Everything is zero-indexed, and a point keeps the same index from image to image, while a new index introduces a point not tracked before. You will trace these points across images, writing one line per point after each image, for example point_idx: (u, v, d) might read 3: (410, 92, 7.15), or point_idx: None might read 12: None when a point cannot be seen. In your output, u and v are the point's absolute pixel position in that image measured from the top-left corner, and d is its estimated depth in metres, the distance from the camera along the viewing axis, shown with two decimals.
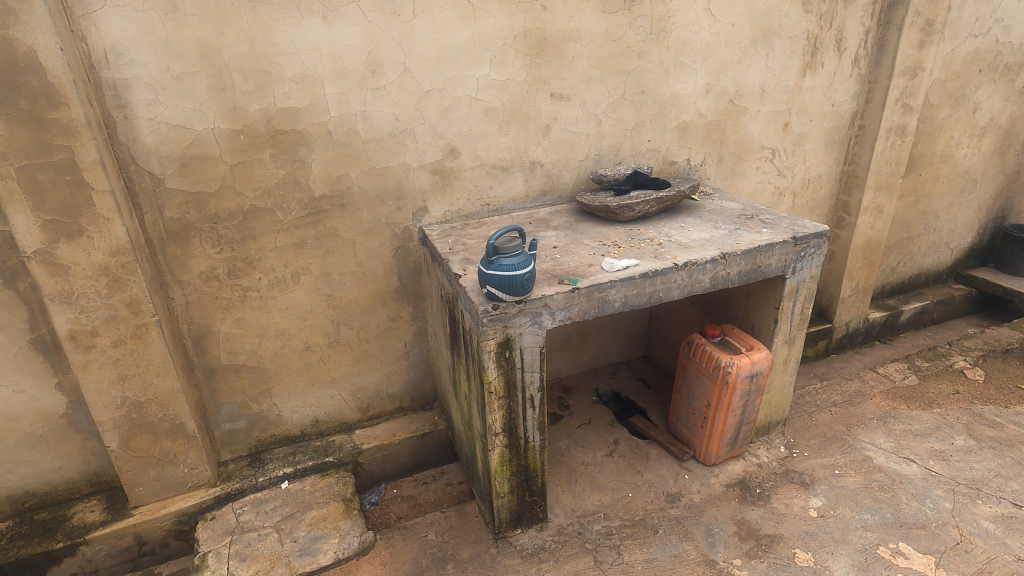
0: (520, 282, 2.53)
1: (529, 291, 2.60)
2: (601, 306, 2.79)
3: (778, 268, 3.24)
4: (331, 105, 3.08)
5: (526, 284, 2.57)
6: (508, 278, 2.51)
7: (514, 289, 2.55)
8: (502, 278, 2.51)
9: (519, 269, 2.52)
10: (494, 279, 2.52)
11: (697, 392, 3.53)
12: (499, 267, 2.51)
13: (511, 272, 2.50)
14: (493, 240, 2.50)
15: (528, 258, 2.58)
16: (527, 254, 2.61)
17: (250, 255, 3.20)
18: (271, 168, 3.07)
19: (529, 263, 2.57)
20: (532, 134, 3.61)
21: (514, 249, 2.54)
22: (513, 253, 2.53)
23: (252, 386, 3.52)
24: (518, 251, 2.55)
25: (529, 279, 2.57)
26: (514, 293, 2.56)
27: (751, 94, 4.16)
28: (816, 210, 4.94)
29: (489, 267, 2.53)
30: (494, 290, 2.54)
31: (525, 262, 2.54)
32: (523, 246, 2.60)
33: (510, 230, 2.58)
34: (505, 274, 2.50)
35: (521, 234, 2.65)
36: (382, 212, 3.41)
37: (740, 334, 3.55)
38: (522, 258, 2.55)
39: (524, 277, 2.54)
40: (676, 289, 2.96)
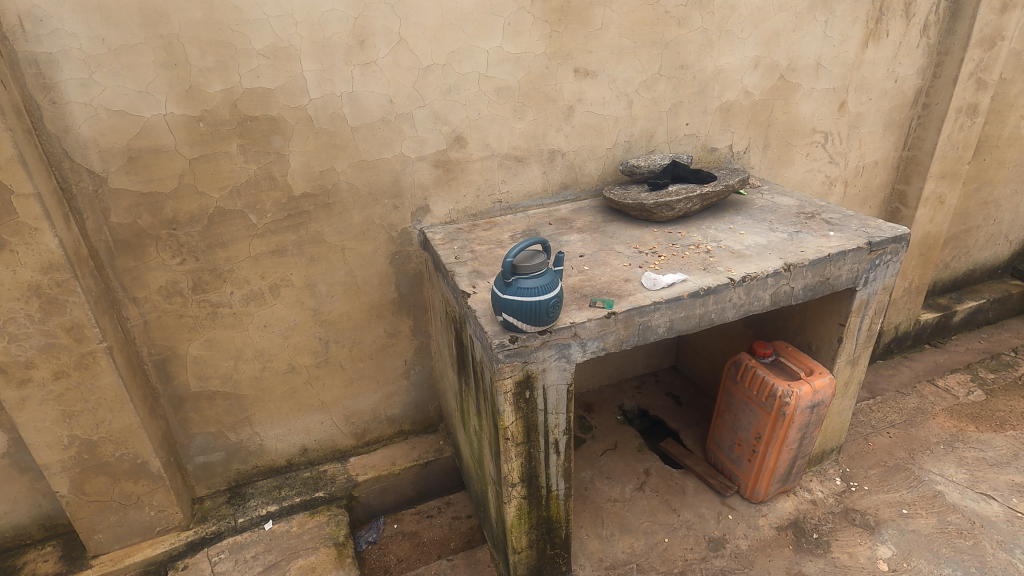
0: (545, 309, 2.02)
1: (555, 319, 2.08)
2: (642, 333, 2.28)
3: (849, 280, 2.70)
4: (310, 86, 2.53)
5: (553, 311, 2.05)
6: (529, 305, 2.00)
7: (538, 319, 2.03)
8: (523, 304, 1.99)
9: (543, 294, 2.01)
10: (512, 307, 2.01)
11: (744, 421, 3.03)
12: (518, 293, 1.99)
13: (534, 297, 1.99)
14: (512, 257, 1.97)
15: (554, 278, 2.06)
16: (553, 273, 2.09)
17: (219, 266, 2.69)
18: (239, 163, 2.54)
19: (556, 284, 2.06)
20: (551, 118, 3.05)
21: (537, 267, 2.01)
22: (536, 273, 2.01)
23: (229, 414, 3.05)
24: (543, 270, 2.03)
25: (556, 304, 2.06)
26: (539, 323, 2.05)
27: (805, 69, 3.57)
28: (869, 201, 4.36)
29: (506, 290, 2.01)
30: (513, 320, 2.04)
31: (550, 283, 2.03)
32: (548, 262, 2.07)
33: (532, 242, 2.04)
34: (525, 300, 1.99)
35: (546, 247, 2.12)
36: (376, 212, 2.89)
37: (796, 354, 3.04)
38: (548, 279, 2.03)
39: (550, 304, 2.02)
40: (731, 309, 2.43)
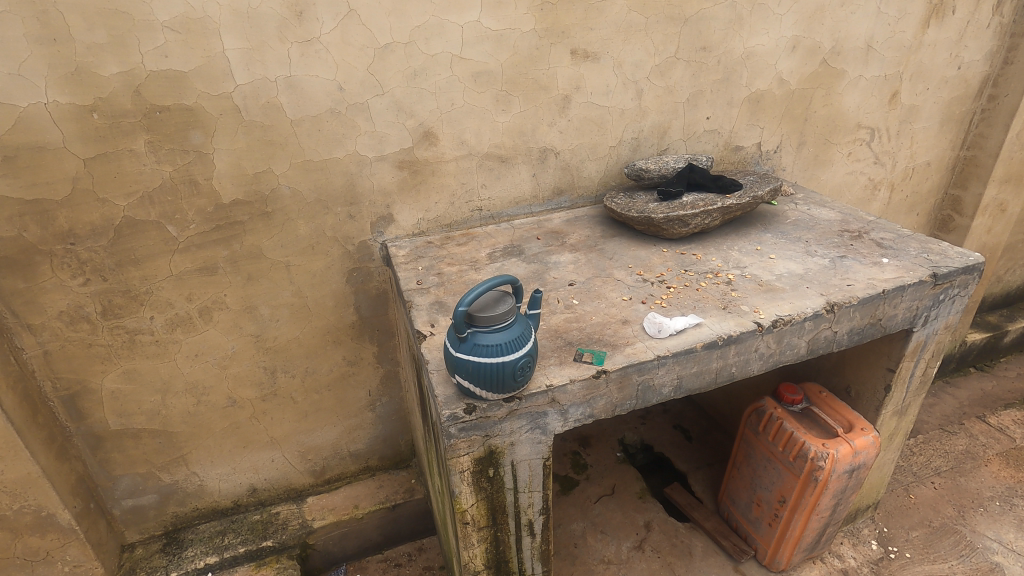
0: (511, 372, 1.53)
1: (526, 381, 1.59)
2: (642, 395, 1.78)
3: (905, 321, 2.16)
4: (235, 68, 2.02)
5: (524, 372, 1.56)
6: (489, 368, 1.51)
7: (503, 385, 1.54)
8: (481, 367, 1.51)
9: (508, 352, 1.51)
10: (467, 371, 1.52)
11: (766, 480, 2.53)
12: (474, 352, 1.50)
13: (496, 357, 1.50)
14: (465, 306, 1.47)
15: (524, 329, 1.56)
16: (524, 321, 1.59)
17: (133, 287, 2.23)
18: (149, 164, 2.06)
19: (526, 337, 1.56)
20: (542, 110, 2.52)
21: (500, 317, 1.50)
22: (499, 325, 1.51)
23: (160, 453, 2.62)
24: (508, 320, 1.52)
25: (527, 363, 1.56)
26: (504, 389, 1.55)
27: (853, 52, 2.97)
28: (917, 208, 3.77)
29: (459, 348, 1.52)
30: (470, 386, 1.55)
31: (518, 337, 1.53)
32: (516, 307, 1.57)
33: (495, 283, 1.53)
34: (483, 362, 1.50)
35: (516, 286, 1.61)
36: (327, 222, 2.40)
37: (833, 402, 2.51)
38: (514, 332, 1.53)
39: (518, 365, 1.53)
40: (756, 361, 1.92)
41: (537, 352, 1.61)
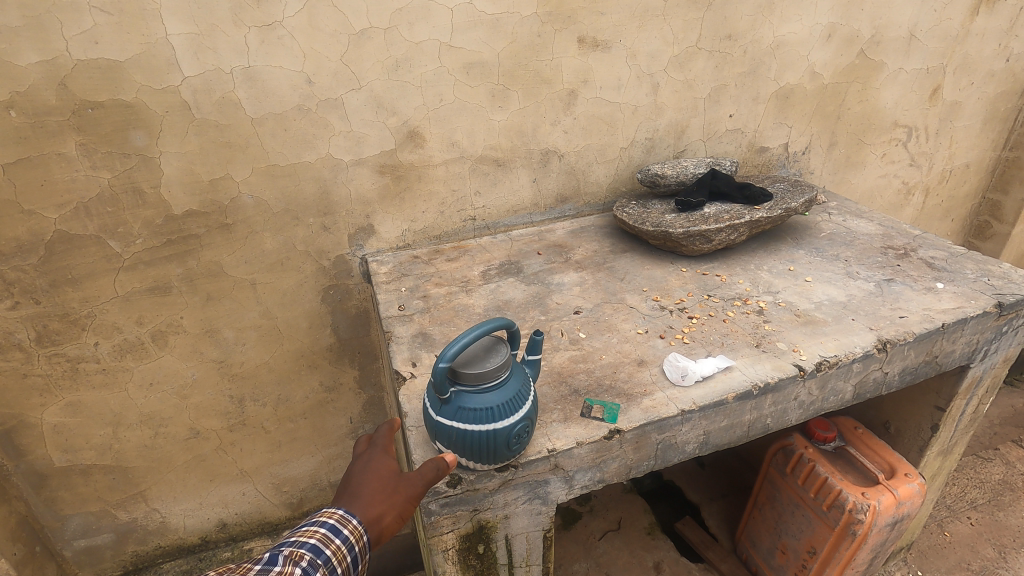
0: (505, 441, 1.24)
1: (523, 447, 1.30)
2: (661, 454, 1.50)
3: (962, 357, 1.87)
4: (182, 56, 1.71)
5: (522, 439, 1.27)
6: (477, 436, 1.22)
7: (495, 455, 1.25)
8: (468, 436, 1.22)
9: (500, 418, 1.22)
10: (451, 439, 1.24)
11: (793, 527, 2.25)
12: (459, 417, 1.21)
13: (486, 425, 1.21)
14: (445, 362, 1.17)
15: (521, 385, 1.26)
16: (520, 374, 1.29)
17: (71, 311, 1.93)
18: (82, 169, 1.75)
19: (524, 396, 1.26)
20: (545, 106, 2.20)
21: (490, 375, 1.21)
22: (489, 383, 1.21)
23: (114, 490, 2.34)
24: (500, 377, 1.22)
25: (524, 428, 1.26)
26: (497, 460, 1.27)
27: (894, 42, 2.65)
28: (952, 213, 3.46)
29: (441, 410, 1.23)
30: (454, 454, 1.27)
31: (513, 397, 1.23)
32: (511, 359, 1.26)
33: (485, 330, 1.23)
34: (470, 430, 1.21)
35: (512, 330, 1.30)
36: (298, 235, 2.09)
37: (870, 441, 2.23)
38: (508, 391, 1.23)
39: (513, 432, 1.24)
40: (795, 410, 1.63)
41: (537, 411, 1.32)
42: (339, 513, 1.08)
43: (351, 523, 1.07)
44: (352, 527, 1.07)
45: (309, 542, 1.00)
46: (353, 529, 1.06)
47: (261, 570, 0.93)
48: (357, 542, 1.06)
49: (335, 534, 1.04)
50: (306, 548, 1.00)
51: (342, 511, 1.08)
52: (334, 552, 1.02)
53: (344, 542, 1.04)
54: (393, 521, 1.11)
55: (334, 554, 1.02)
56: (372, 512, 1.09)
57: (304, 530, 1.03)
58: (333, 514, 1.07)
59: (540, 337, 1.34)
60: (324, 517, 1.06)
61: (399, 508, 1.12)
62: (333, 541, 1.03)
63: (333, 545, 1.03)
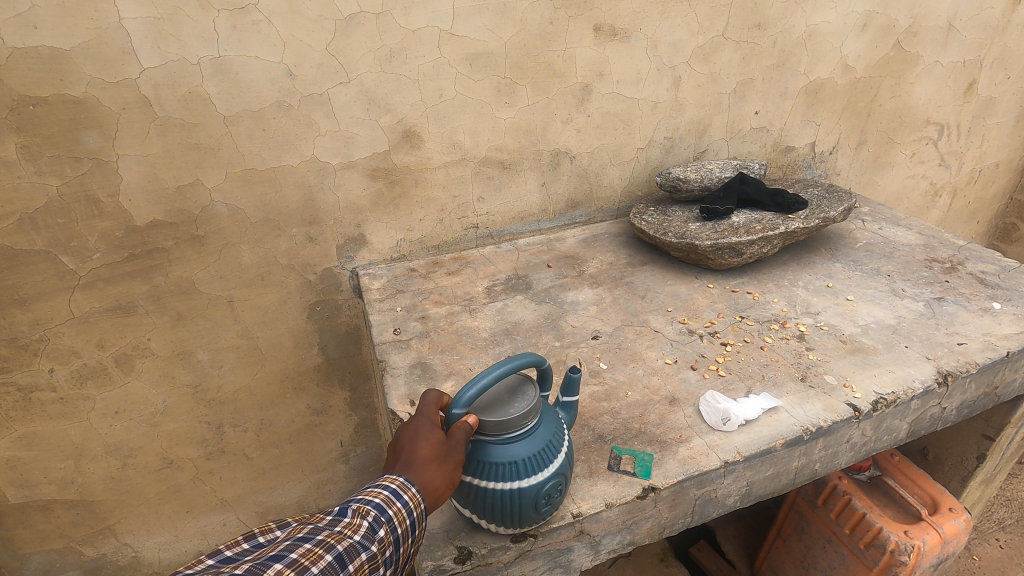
0: (535, 501, 1.03)
1: (555, 507, 1.09)
2: (699, 510, 1.30)
3: (1023, 386, 1.68)
4: (139, 45, 1.47)
5: (554, 498, 1.06)
6: (497, 495, 1.02)
7: (520, 518, 1.05)
8: (493, 495, 1.02)
9: (525, 476, 1.01)
10: (467, 495, 1.05)
11: (824, 562, 2.06)
12: (476, 472, 1.01)
13: (513, 483, 1.01)
14: (460, 409, 0.96)
15: (551, 437, 1.05)
16: (552, 421, 1.07)
17: (21, 335, 1.69)
18: (26, 176, 1.51)
19: (555, 449, 1.05)
20: (556, 103, 1.98)
21: (514, 425, 0.99)
22: (513, 435, 1.00)
23: (79, 526, 2.11)
24: (527, 427, 1.01)
25: (555, 486, 1.06)
26: (523, 522, 1.07)
27: (931, 32, 2.44)
28: (978, 215, 3.27)
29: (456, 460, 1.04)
30: (472, 512, 1.08)
31: (542, 451, 1.02)
32: (540, 404, 1.05)
33: (509, 369, 1.00)
34: (489, 488, 1.02)
35: (542, 367, 1.08)
36: (280, 246, 1.86)
37: (909, 470, 2.05)
38: (537, 443, 1.02)
39: (541, 492, 1.03)
40: (845, 453, 1.44)
41: (572, 463, 1.10)
42: (396, 480, 0.90)
43: (405, 494, 0.89)
44: (411, 494, 0.89)
45: (374, 498, 0.87)
46: (410, 498, 0.89)
47: (331, 519, 0.83)
48: (416, 508, 0.89)
49: (399, 494, 0.88)
50: (371, 505, 0.86)
51: (397, 479, 0.90)
52: (397, 513, 0.87)
53: (406, 505, 0.88)
54: (447, 489, 0.93)
55: (399, 513, 0.87)
56: (427, 484, 0.90)
57: (369, 488, 0.88)
58: (392, 481, 0.90)
59: (578, 375, 1.11)
60: (387, 479, 0.90)
61: (451, 473, 0.93)
62: (398, 501, 0.88)
63: (395, 509, 0.87)
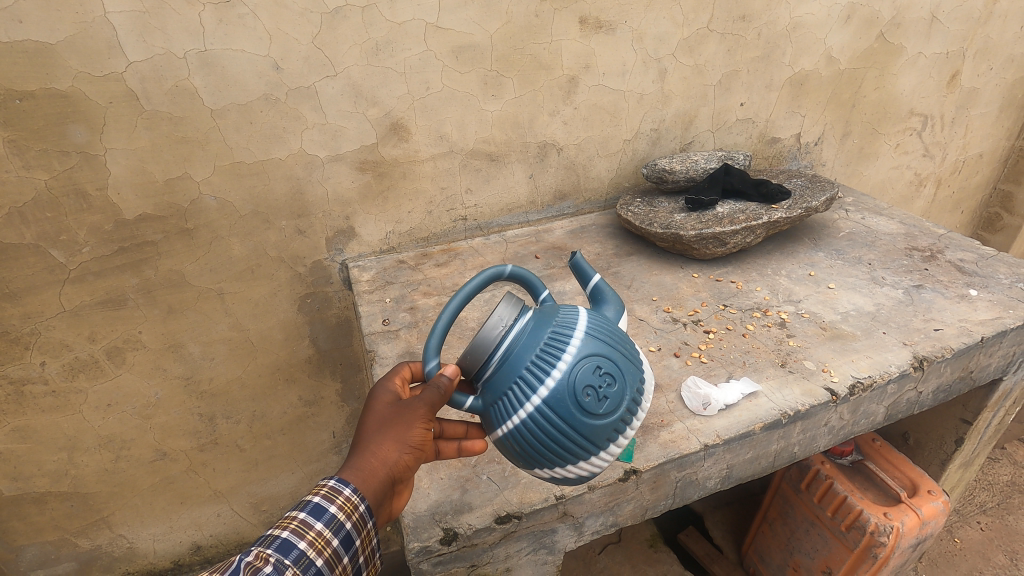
0: (583, 395, 0.94)
1: (621, 389, 0.97)
2: (680, 492, 1.33)
3: (998, 370, 1.72)
4: (125, 38, 1.47)
5: (605, 383, 0.95)
6: (539, 415, 0.95)
7: (585, 427, 0.95)
8: (543, 418, 0.94)
9: (545, 378, 0.94)
10: (516, 446, 0.99)
11: (808, 545, 2.11)
12: (501, 416, 0.97)
13: (546, 391, 0.94)
14: (434, 358, 0.96)
15: (553, 326, 0.98)
16: (548, 317, 1.00)
17: (12, 328, 1.71)
18: (14, 170, 1.51)
19: (564, 335, 0.97)
20: (542, 95, 2.00)
21: (495, 337, 0.96)
22: (502, 349, 0.97)
23: (73, 517, 2.13)
24: (513, 332, 0.97)
25: (594, 371, 0.95)
26: (596, 432, 0.97)
27: (915, 23, 2.47)
28: (963, 205, 3.32)
29: (483, 422, 1.02)
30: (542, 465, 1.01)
31: (545, 344, 0.96)
32: (524, 306, 1.00)
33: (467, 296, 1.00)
34: (522, 420, 0.95)
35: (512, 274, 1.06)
36: (270, 239, 1.88)
37: (890, 454, 2.09)
38: (534, 344, 0.96)
39: (578, 382, 0.94)
40: (824, 436, 1.48)
41: (609, 339, 0.99)
42: (328, 484, 0.94)
43: (343, 492, 0.93)
44: (343, 500, 0.93)
45: (276, 541, 0.88)
46: (341, 505, 0.92)
47: None
48: (342, 526, 0.92)
49: (314, 521, 0.91)
50: (273, 547, 0.87)
51: (332, 479, 0.94)
52: (310, 544, 0.89)
53: (327, 528, 0.91)
54: (402, 455, 0.97)
55: (312, 547, 0.89)
56: (378, 455, 0.96)
57: (275, 526, 0.90)
58: (326, 484, 0.94)
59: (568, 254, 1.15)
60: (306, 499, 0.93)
61: (404, 438, 0.97)
62: (311, 531, 0.90)
63: (312, 535, 0.90)
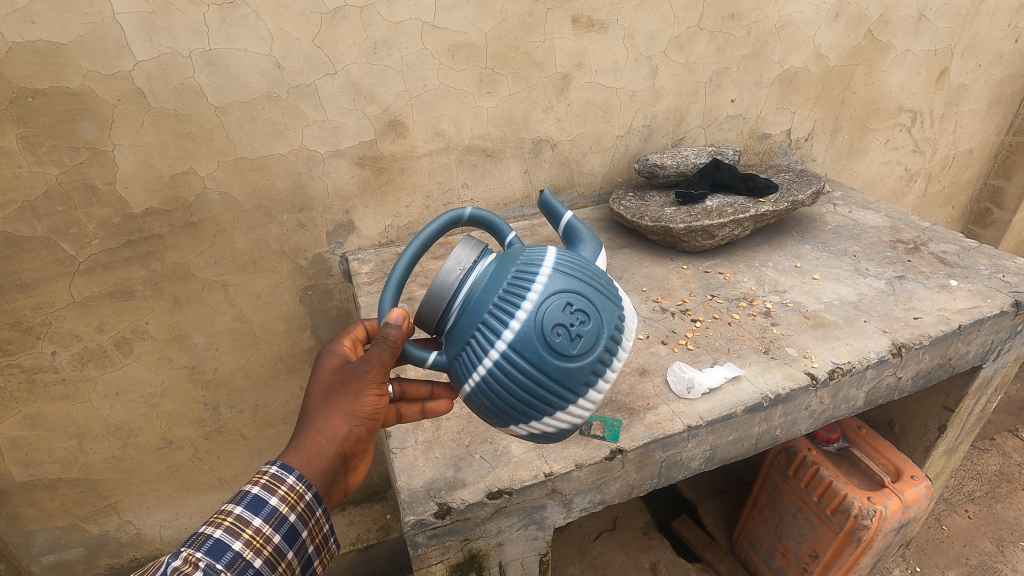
0: (552, 332, 0.98)
1: (593, 326, 1.01)
2: (665, 471, 1.39)
3: (976, 357, 1.78)
4: (133, 38, 1.54)
5: (574, 319, 0.99)
6: (510, 354, 0.99)
7: (557, 366, 0.99)
8: (516, 358, 0.99)
9: (509, 322, 0.99)
10: (490, 395, 1.02)
11: (795, 529, 2.18)
12: (466, 365, 1.02)
13: (516, 330, 0.98)
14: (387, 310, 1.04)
15: (515, 267, 1.04)
16: (511, 262, 1.06)
17: (24, 318, 1.77)
18: (26, 166, 1.57)
19: (528, 274, 1.02)
20: (536, 92, 2.05)
21: (454, 283, 1.03)
22: (465, 294, 1.04)
23: (82, 504, 2.20)
24: (474, 277, 1.05)
25: (563, 309, 0.99)
26: (570, 371, 1.00)
27: (902, 21, 2.52)
28: (953, 200, 3.37)
29: (453, 378, 1.07)
30: (517, 414, 1.04)
31: (509, 284, 1.02)
32: (484, 255, 1.08)
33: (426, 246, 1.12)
34: (490, 365, 1.00)
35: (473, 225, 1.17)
36: (272, 232, 1.94)
37: (876, 441, 2.15)
38: (498, 287, 1.02)
39: (547, 321, 0.98)
40: (805, 420, 1.54)
41: (579, 279, 1.04)
42: (270, 472, 0.99)
43: (286, 481, 1.00)
44: (285, 490, 0.99)
45: (208, 542, 0.91)
46: (284, 496, 0.99)
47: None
48: (282, 519, 0.98)
49: (251, 518, 0.96)
50: (211, 544, 0.91)
51: (273, 467, 1.00)
52: (249, 541, 0.94)
53: (265, 524, 0.97)
54: (347, 425, 1.03)
55: (248, 546, 0.94)
56: (327, 426, 1.02)
57: (207, 524, 0.93)
58: (266, 473, 0.99)
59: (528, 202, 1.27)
60: (243, 493, 0.98)
61: (347, 408, 1.02)
62: (248, 529, 0.95)
63: (249, 533, 0.95)
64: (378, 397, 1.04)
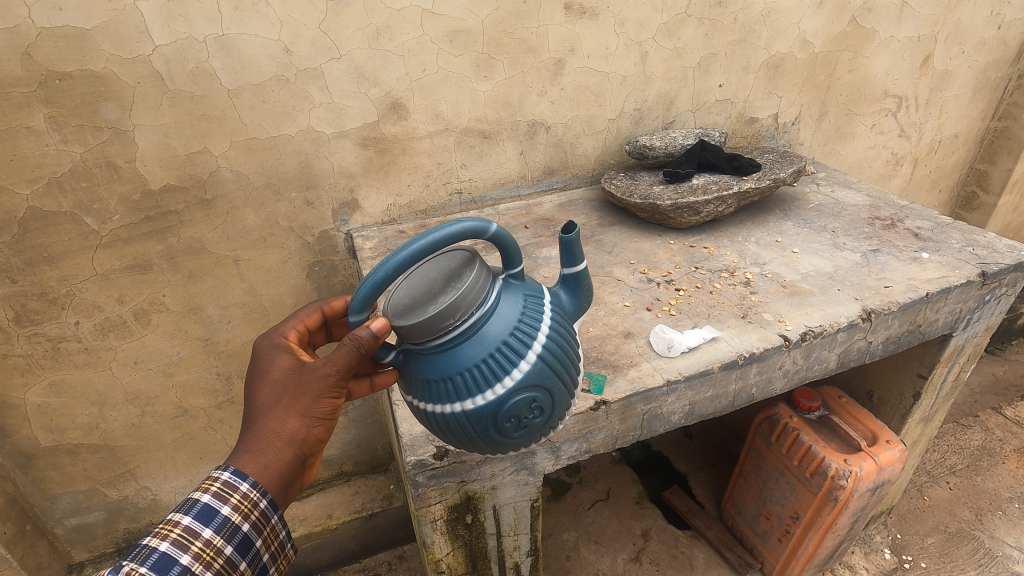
0: (504, 414, 1.06)
1: (540, 422, 1.10)
2: (647, 424, 1.51)
3: (945, 325, 1.89)
4: (152, 25, 1.65)
5: (530, 412, 1.07)
6: (466, 418, 1.07)
7: (498, 440, 1.10)
8: (467, 419, 1.06)
9: (482, 389, 1.04)
10: (432, 423, 1.12)
11: (777, 493, 2.29)
12: (432, 394, 1.06)
13: (479, 399, 1.04)
14: (354, 309, 0.98)
15: (511, 327, 1.05)
16: (510, 318, 1.06)
17: (50, 289, 1.88)
18: (53, 144, 1.69)
19: (517, 354, 1.04)
20: (531, 76, 2.16)
21: (447, 327, 1.01)
22: (450, 338, 1.02)
23: (102, 469, 2.32)
24: (469, 324, 1.02)
25: (529, 399, 1.06)
26: (504, 446, 1.12)
27: (886, 9, 2.61)
28: (939, 184, 3.46)
29: (408, 381, 1.10)
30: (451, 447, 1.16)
31: (494, 357, 1.03)
32: (486, 297, 1.04)
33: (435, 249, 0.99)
34: (450, 411, 1.06)
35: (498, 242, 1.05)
36: (281, 210, 2.05)
37: (854, 411, 2.26)
38: (487, 347, 1.03)
39: (507, 407, 1.05)
40: (779, 379, 1.65)
41: (558, 370, 1.09)
42: (221, 478, 1.04)
43: (240, 488, 1.05)
44: (238, 499, 1.04)
45: (154, 556, 0.94)
46: (236, 504, 1.04)
47: None
48: (234, 527, 1.04)
49: (200, 530, 1.01)
50: (156, 557, 0.95)
51: (225, 473, 1.04)
52: (200, 553, 0.99)
53: (216, 535, 1.02)
54: (303, 424, 1.06)
55: (199, 559, 0.99)
56: (284, 429, 1.06)
57: (153, 538, 0.97)
58: (217, 480, 1.04)
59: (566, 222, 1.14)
60: (193, 502, 1.02)
61: (301, 408, 1.06)
62: (198, 540, 1.00)
63: (199, 545, 1.00)
64: (333, 400, 1.07)
